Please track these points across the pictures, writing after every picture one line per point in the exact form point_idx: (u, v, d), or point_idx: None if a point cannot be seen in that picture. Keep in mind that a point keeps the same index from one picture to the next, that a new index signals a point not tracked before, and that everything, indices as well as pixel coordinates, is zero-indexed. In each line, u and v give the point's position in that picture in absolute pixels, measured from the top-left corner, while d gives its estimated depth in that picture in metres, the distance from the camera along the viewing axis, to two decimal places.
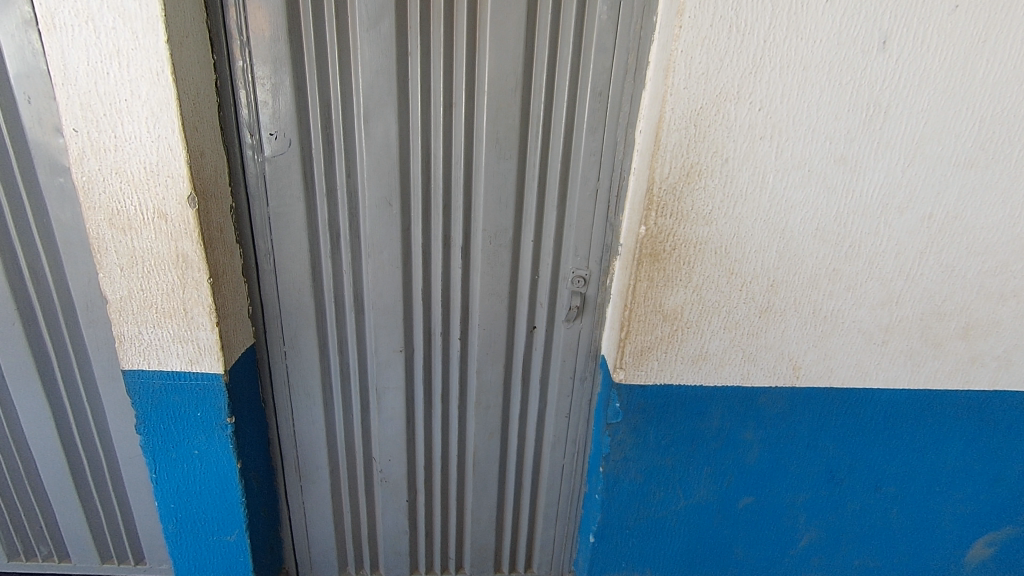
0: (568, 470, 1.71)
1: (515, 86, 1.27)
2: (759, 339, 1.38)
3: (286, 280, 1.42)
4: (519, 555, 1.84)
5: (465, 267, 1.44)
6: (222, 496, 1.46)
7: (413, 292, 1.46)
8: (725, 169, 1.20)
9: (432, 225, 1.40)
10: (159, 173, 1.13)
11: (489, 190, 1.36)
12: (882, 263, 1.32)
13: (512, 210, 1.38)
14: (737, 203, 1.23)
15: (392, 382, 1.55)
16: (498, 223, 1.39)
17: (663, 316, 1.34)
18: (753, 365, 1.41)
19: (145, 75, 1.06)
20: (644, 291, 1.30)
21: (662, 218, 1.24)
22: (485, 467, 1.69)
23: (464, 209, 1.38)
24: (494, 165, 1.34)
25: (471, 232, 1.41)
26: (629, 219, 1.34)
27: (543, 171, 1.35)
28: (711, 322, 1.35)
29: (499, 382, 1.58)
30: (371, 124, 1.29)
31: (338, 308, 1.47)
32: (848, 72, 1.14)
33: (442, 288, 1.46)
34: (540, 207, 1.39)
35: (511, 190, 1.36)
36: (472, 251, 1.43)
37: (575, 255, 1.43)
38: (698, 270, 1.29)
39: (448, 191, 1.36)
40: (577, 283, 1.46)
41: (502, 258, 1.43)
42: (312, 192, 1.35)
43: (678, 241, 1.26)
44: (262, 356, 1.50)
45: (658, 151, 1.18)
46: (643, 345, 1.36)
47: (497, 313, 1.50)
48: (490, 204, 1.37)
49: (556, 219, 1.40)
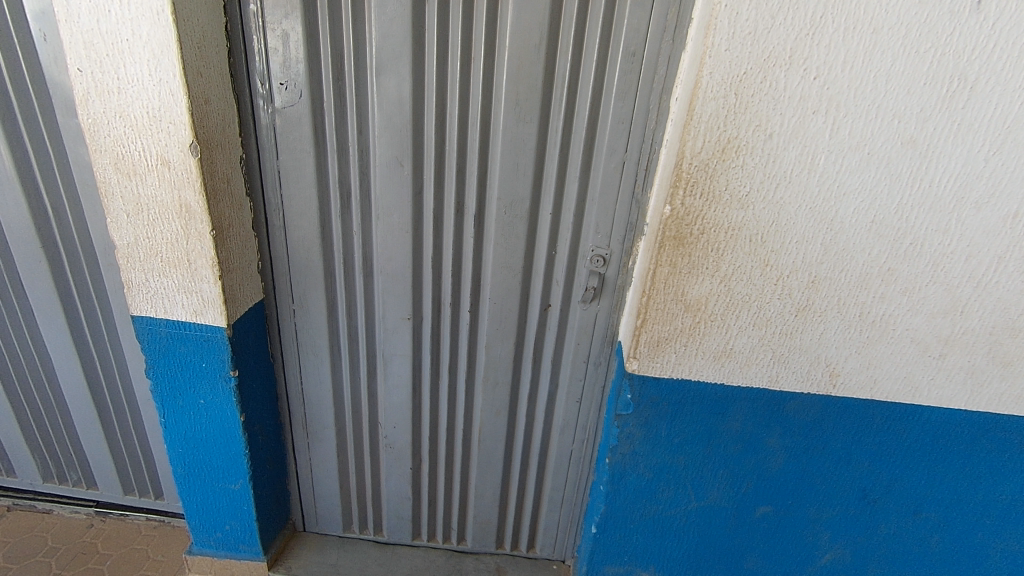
0: (577, 457, 1.64)
1: (539, 41, 1.15)
2: (792, 340, 1.24)
3: (296, 237, 1.39)
4: (522, 535, 1.80)
5: (478, 237, 1.36)
6: (227, 446, 1.48)
7: (423, 259, 1.40)
8: (768, 146, 1.05)
9: (444, 190, 1.32)
10: (162, 119, 1.10)
11: (506, 156, 1.26)
12: (948, 266, 1.14)
13: (530, 179, 1.28)
14: (779, 185, 1.09)
15: (399, 349, 1.52)
16: (514, 192, 1.30)
17: (685, 307, 1.22)
18: (784, 368, 1.28)
19: (146, 14, 1.02)
20: (665, 277, 1.19)
21: (690, 198, 1.11)
22: (491, 444, 1.64)
23: (478, 174, 1.29)
24: (513, 129, 1.23)
25: (485, 199, 1.32)
26: (656, 197, 1.21)
27: (566, 137, 1.24)
28: (738, 317, 1.22)
29: (509, 359, 1.51)
30: (384, 77, 1.21)
31: (347, 270, 1.43)
32: (929, 38, 0.96)
33: (453, 258, 1.39)
34: (561, 178, 1.28)
35: (530, 157, 1.26)
36: (486, 221, 1.35)
37: (596, 232, 1.32)
38: (728, 258, 1.16)
39: (462, 154, 1.27)
40: (596, 264, 1.35)
41: (517, 231, 1.34)
42: (322, 147, 1.29)
43: (707, 224, 1.13)
44: (272, 312, 1.50)
45: (691, 121, 1.04)
46: (661, 335, 1.25)
47: (511, 287, 1.42)
48: (506, 171, 1.28)
49: (578, 192, 1.29)
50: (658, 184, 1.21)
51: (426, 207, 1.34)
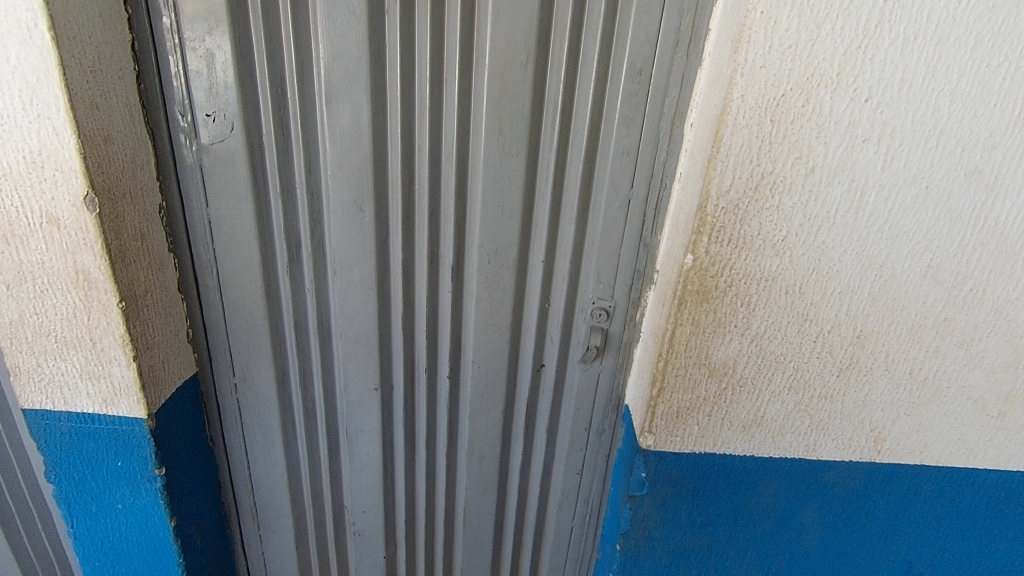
0: (579, 534, 1.42)
1: (526, 59, 0.95)
2: (833, 403, 1.06)
3: (235, 298, 1.15)
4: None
5: (457, 291, 1.15)
6: (156, 556, 1.20)
7: (392, 318, 1.17)
8: (809, 182, 0.87)
9: (415, 238, 1.10)
10: (44, 166, 0.85)
11: (489, 197, 1.05)
12: (1012, 314, 0.97)
13: (517, 223, 1.07)
14: (822, 228, 0.90)
15: (366, 424, 1.28)
16: (499, 238, 1.09)
17: (709, 371, 1.02)
18: (822, 435, 1.09)
19: (13, 31, 0.77)
20: (685, 338, 0.99)
21: (716, 245, 0.91)
22: (478, 526, 1.41)
23: (455, 218, 1.07)
24: (495, 164, 1.03)
25: (464, 248, 1.10)
26: (669, 242, 1.02)
27: (559, 172, 1.04)
28: (771, 381, 1.03)
29: (498, 428, 1.29)
30: (336, 105, 0.99)
31: (299, 334, 1.19)
32: (1001, 50, 0.79)
33: (428, 316, 1.17)
34: (554, 220, 1.08)
35: (517, 197, 1.05)
36: (467, 273, 1.13)
37: (596, 282, 1.12)
38: (760, 314, 0.97)
39: (435, 196, 1.06)
40: (598, 319, 1.15)
41: (503, 283, 1.13)
42: (263, 191, 1.06)
43: (735, 275, 0.94)
44: (208, 387, 1.24)
45: (717, 154, 0.85)
46: (680, 405, 1.05)
47: (497, 348, 1.20)
48: (488, 214, 1.07)
49: (575, 236, 1.09)
50: (671, 226, 1.01)
51: (394, 259, 1.11)
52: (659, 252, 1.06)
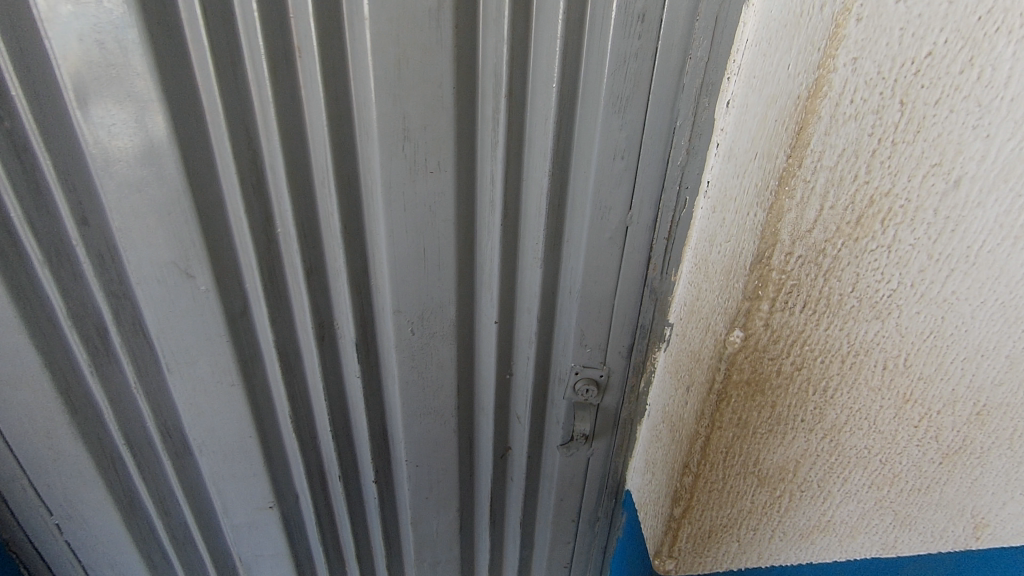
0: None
1: (435, 2, 0.52)
2: (927, 494, 0.74)
3: (20, 417, 0.73)
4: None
5: (371, 374, 0.76)
6: None
7: (277, 417, 0.78)
8: (946, 204, 0.49)
9: (291, 308, 0.70)
10: None
11: (401, 239, 0.64)
12: None
13: (452, 275, 0.68)
14: (954, 273, 0.54)
15: (267, 547, 0.91)
16: (426, 298, 0.69)
17: (759, 480, 0.68)
18: (905, 529, 0.78)
19: None
20: (727, 444, 0.64)
21: (783, 314, 0.55)
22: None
23: (351, 275, 0.67)
24: (405, 188, 0.61)
25: (371, 316, 0.71)
26: (695, 291, 0.65)
27: (512, 192, 0.64)
28: (846, 479, 0.70)
29: (454, 530, 0.94)
30: (100, 109, 0.54)
31: (140, 452, 0.79)
32: None
33: (331, 411, 0.78)
34: (509, 264, 0.68)
35: (447, 236, 0.65)
36: (381, 348, 0.74)
37: (578, 345, 0.75)
38: (841, 400, 0.62)
39: (311, 245, 0.65)
40: (586, 397, 0.78)
41: (438, 359, 0.75)
42: (11, 260, 0.62)
43: (809, 353, 0.58)
44: (17, 532, 0.83)
45: (797, 171, 0.47)
46: (716, 522, 0.72)
47: (441, 440, 0.83)
48: (403, 265, 0.66)
49: (542, 284, 0.70)
50: (696, 269, 0.64)
51: (264, 343, 0.71)
52: (676, 300, 0.69)
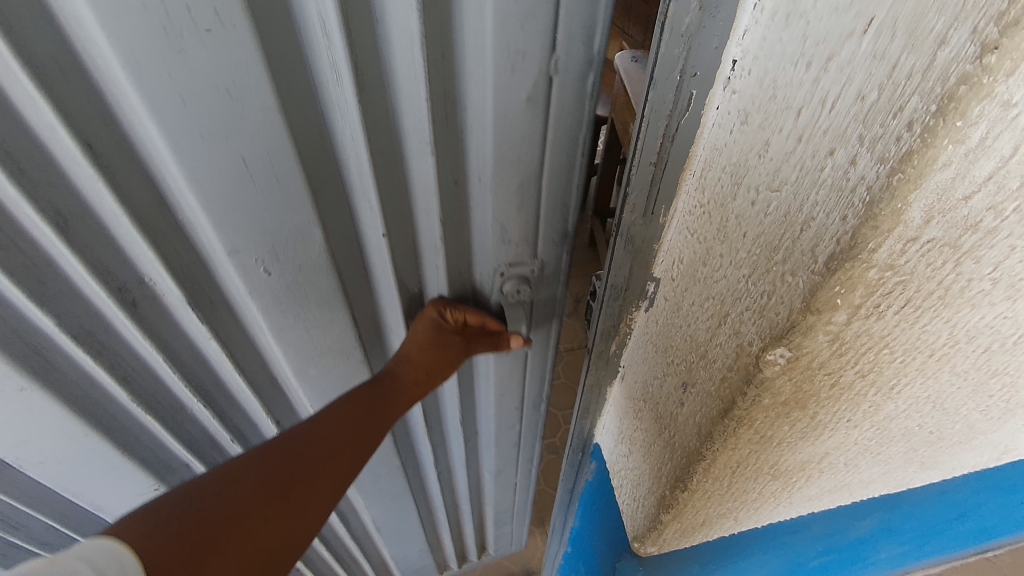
0: (524, 475, 1.10)
1: None
2: (968, 441, 0.59)
3: None
4: (469, 544, 1.37)
5: (228, 326, 0.53)
6: None
7: (119, 402, 0.54)
8: None
9: (68, 270, 0.41)
10: None
11: (195, 150, 0.37)
12: None
13: (306, 199, 0.43)
14: None
15: None
16: (279, 233, 0.45)
17: (774, 477, 0.50)
18: (927, 470, 0.65)
19: None
20: (739, 460, 0.44)
21: (869, 321, 0.31)
22: (396, 519, 1.04)
23: (137, 215, 0.40)
24: (170, 67, 0.32)
25: (194, 259, 0.45)
26: (689, 236, 0.42)
27: (362, 44, 0.36)
28: (879, 452, 0.53)
29: None
30: None
31: None
32: None
33: (190, 379, 0.55)
34: (381, 161, 0.43)
35: (278, 141, 0.38)
36: (227, 296, 0.50)
37: (500, 242, 0.54)
38: (906, 393, 0.42)
39: (47, 177, 0.36)
40: (517, 298, 0.60)
41: (318, 295, 0.52)
42: None
43: (884, 358, 0.36)
44: None
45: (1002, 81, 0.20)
46: (712, 514, 0.55)
47: (350, 375, 0.65)
48: (215, 185, 0.40)
49: (439, 182, 0.46)
50: (705, 215, 0.39)
51: (44, 328, 0.43)
52: (665, 245, 0.46)
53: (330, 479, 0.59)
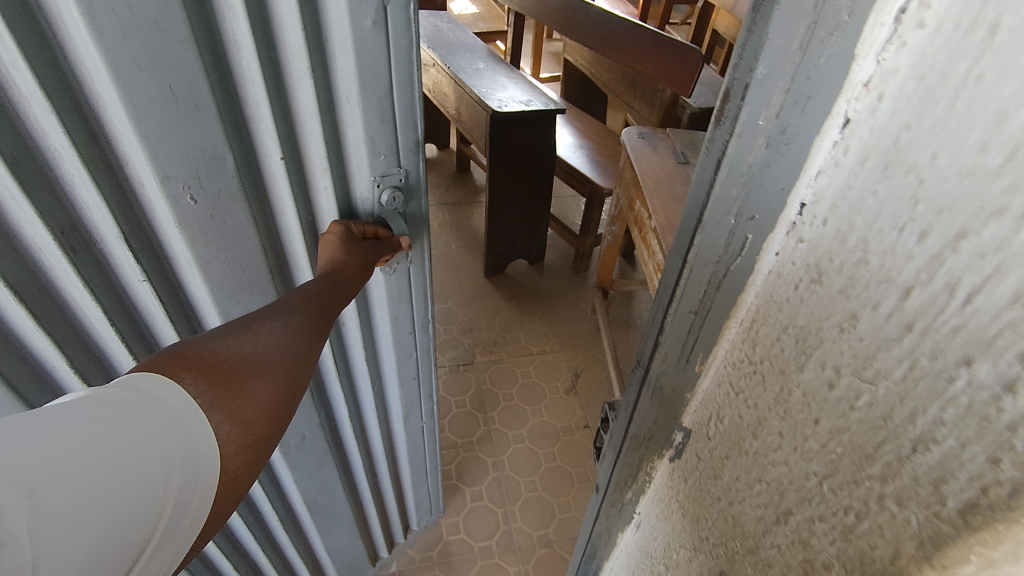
0: (429, 419, 1.28)
1: None
2: None
3: None
4: (393, 514, 1.48)
5: (153, 264, 0.68)
6: None
7: (33, 349, 0.64)
8: None
9: (10, 213, 0.55)
10: None
11: (135, 81, 0.54)
12: None
13: (214, 124, 0.61)
14: None
15: None
16: (184, 157, 0.61)
17: None
18: None
19: None
20: None
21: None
22: (325, 495, 1.13)
23: (76, 148, 0.55)
24: (116, 10, 0.50)
25: (132, 197, 0.63)
26: (728, 386, 0.38)
27: (252, 13, 0.57)
28: None
29: None
30: None
31: None
32: None
33: (110, 314, 0.67)
34: (272, 86, 0.63)
35: (190, 76, 0.57)
36: (151, 222, 0.66)
37: (372, 155, 0.75)
38: None
39: (10, 130, 0.52)
40: (393, 205, 0.81)
41: (232, 218, 0.69)
42: None
43: None
44: None
45: None
46: None
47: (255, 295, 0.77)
48: (149, 113, 0.57)
49: (317, 100, 0.66)
50: (752, 373, 0.35)
51: None
52: (699, 394, 0.41)
53: (264, 381, 0.56)
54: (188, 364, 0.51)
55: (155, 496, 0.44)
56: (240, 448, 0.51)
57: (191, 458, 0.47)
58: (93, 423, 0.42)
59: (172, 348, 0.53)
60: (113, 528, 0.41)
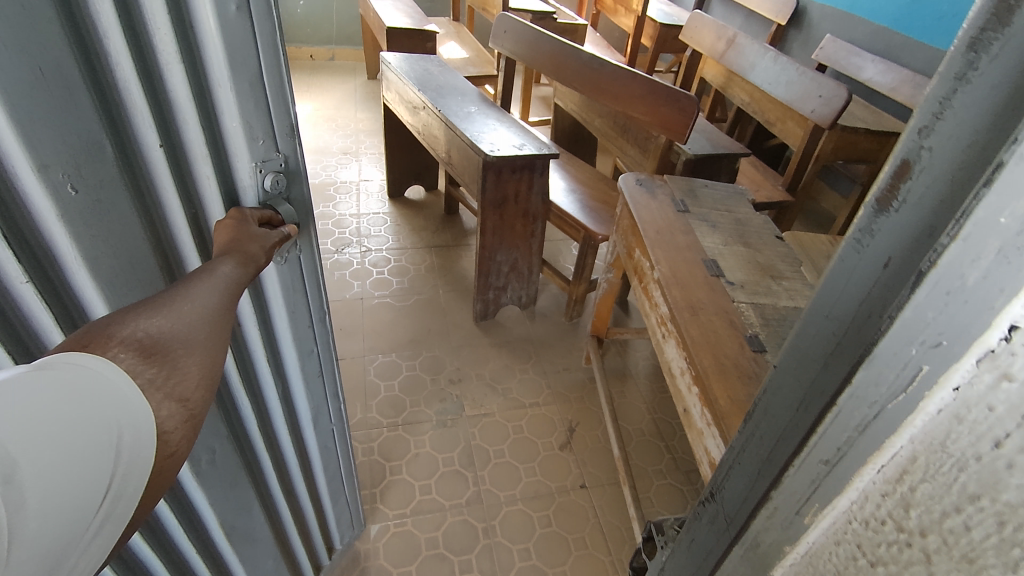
0: (338, 420, 1.27)
1: None
2: None
3: None
4: (315, 530, 1.41)
5: (37, 268, 0.60)
6: None
7: None
8: None
9: None
10: None
11: (4, 61, 0.49)
12: None
13: (90, 106, 0.57)
14: None
15: None
16: (64, 139, 0.55)
17: None
18: None
19: None
20: None
21: None
22: (244, 518, 1.06)
23: None
24: None
25: (11, 196, 0.55)
26: (873, 505, 0.43)
27: None
28: None
29: None
30: None
31: None
32: None
33: None
34: (140, 71, 0.60)
35: (60, 52, 0.53)
36: (35, 221, 0.57)
37: (251, 140, 0.74)
38: None
39: None
40: (278, 189, 0.80)
41: (117, 211, 0.64)
42: None
43: None
44: None
45: None
46: None
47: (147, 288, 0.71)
48: (19, 88, 0.51)
49: (189, 86, 0.64)
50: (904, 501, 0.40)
51: None
52: (837, 508, 0.47)
53: (188, 356, 0.55)
54: (120, 342, 0.50)
55: (106, 475, 0.44)
56: (179, 423, 0.51)
57: (138, 433, 0.47)
58: (51, 403, 0.42)
59: (93, 329, 0.51)
60: (70, 506, 0.41)
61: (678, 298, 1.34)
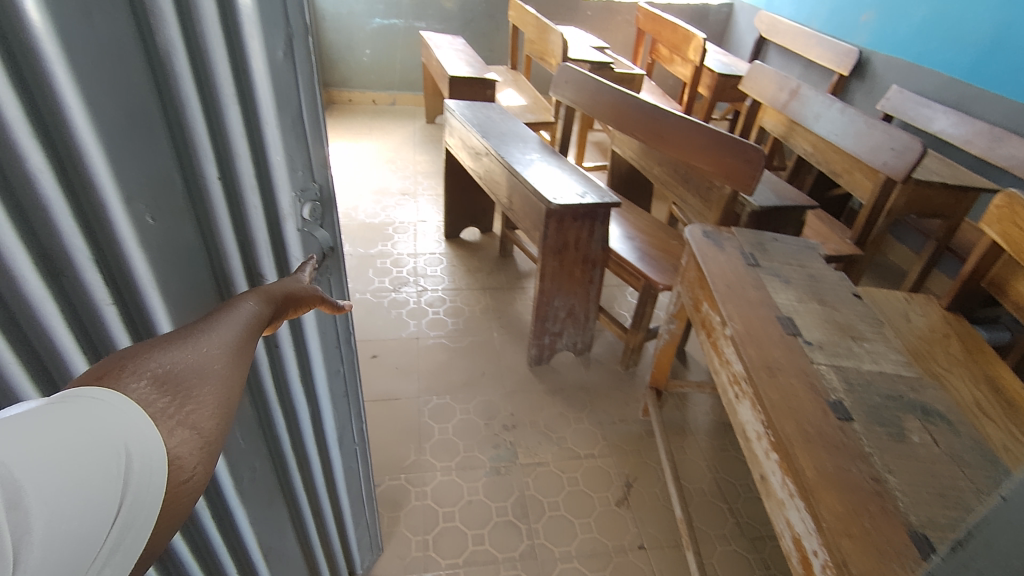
0: (361, 440, 1.25)
1: None
2: None
3: None
4: (342, 557, 1.42)
5: (119, 291, 0.64)
6: None
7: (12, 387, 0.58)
8: None
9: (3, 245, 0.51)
10: None
11: (101, 104, 0.54)
12: None
13: (164, 142, 0.61)
14: None
15: None
16: (144, 172, 0.60)
17: None
18: None
19: None
20: None
21: None
22: (278, 538, 1.10)
23: (53, 166, 0.53)
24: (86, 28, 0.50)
25: (101, 225, 0.59)
26: None
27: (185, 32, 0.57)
28: None
29: None
30: None
31: None
32: None
33: (83, 341, 0.62)
34: (205, 109, 0.63)
35: (146, 94, 0.57)
36: (118, 250, 0.61)
37: (291, 171, 0.76)
38: None
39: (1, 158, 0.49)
40: (313, 215, 0.83)
41: (179, 239, 0.67)
42: None
43: None
44: None
45: None
46: None
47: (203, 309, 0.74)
48: (111, 127, 0.55)
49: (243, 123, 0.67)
50: None
51: None
52: None
53: (206, 383, 0.52)
54: (135, 371, 0.48)
55: (115, 501, 0.42)
56: (194, 450, 0.48)
57: (152, 459, 0.44)
58: (59, 428, 0.40)
59: (112, 357, 0.49)
60: (73, 535, 0.39)
61: (754, 356, 1.29)
